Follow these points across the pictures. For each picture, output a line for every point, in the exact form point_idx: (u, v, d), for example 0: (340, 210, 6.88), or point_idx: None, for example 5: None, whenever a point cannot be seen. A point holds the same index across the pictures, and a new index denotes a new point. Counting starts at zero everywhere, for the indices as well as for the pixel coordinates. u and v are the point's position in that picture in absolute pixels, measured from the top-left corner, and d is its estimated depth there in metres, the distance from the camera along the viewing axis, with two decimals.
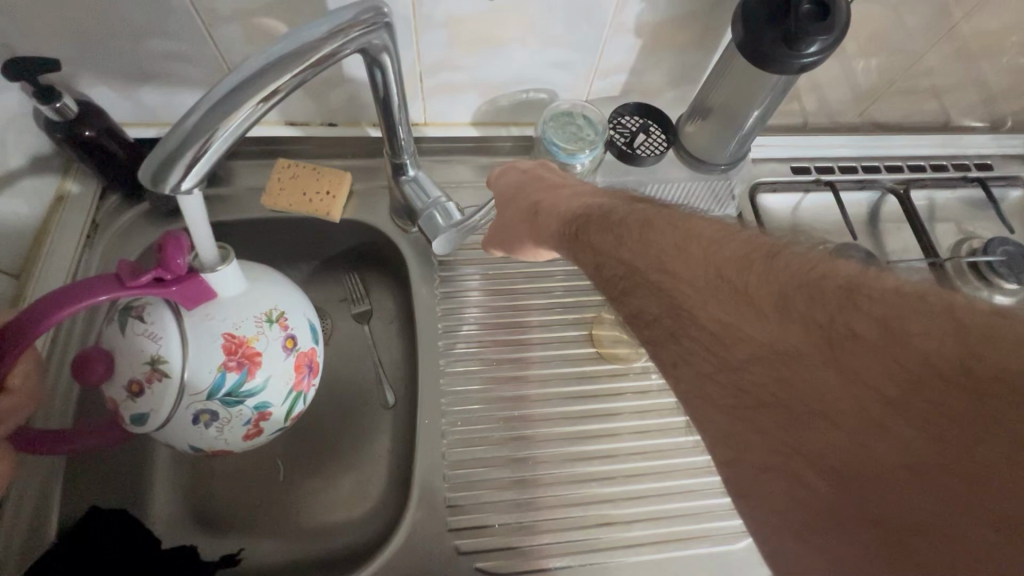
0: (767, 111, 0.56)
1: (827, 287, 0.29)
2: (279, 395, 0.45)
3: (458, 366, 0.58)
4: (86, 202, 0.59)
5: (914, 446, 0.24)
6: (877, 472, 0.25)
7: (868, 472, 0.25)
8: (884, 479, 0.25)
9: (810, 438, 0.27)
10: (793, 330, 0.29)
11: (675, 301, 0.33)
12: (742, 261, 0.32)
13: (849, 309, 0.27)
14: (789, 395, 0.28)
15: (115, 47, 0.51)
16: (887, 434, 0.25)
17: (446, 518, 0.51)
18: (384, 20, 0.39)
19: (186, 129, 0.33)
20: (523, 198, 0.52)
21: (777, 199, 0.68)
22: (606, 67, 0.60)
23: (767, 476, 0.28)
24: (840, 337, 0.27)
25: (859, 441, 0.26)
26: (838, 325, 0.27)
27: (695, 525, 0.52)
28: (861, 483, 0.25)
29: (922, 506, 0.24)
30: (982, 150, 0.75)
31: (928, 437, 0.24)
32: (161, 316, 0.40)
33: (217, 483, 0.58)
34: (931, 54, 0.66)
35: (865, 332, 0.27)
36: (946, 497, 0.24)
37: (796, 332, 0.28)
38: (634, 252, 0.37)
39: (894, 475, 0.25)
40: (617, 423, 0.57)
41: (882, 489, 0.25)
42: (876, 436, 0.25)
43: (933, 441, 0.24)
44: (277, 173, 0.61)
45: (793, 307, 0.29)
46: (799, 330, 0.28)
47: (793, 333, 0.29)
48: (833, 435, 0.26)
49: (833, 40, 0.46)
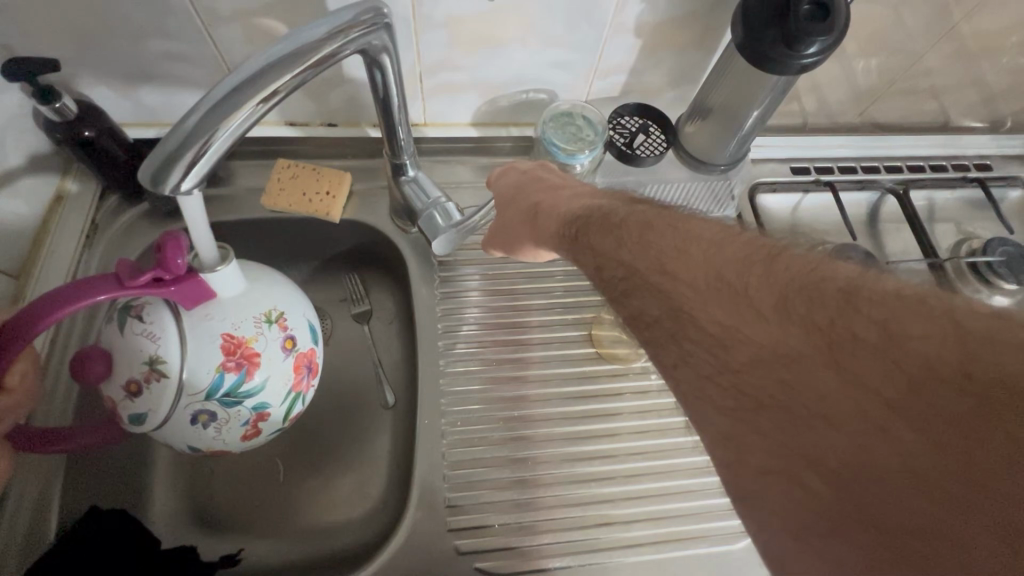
0: (766, 112, 0.56)
1: (826, 289, 0.29)
2: (278, 396, 0.45)
3: (458, 366, 0.58)
4: (86, 202, 0.59)
5: (913, 449, 0.25)
6: (876, 474, 0.25)
7: (868, 474, 0.25)
8: (884, 481, 0.25)
9: (810, 439, 0.27)
10: (793, 332, 0.29)
11: (675, 302, 0.33)
12: (742, 263, 0.32)
13: (849, 311, 0.28)
14: (789, 397, 0.28)
15: (115, 47, 0.51)
16: (888, 437, 0.25)
17: (446, 519, 0.51)
18: (384, 21, 0.39)
19: (186, 129, 0.33)
20: (523, 198, 0.52)
21: (777, 199, 0.69)
22: (606, 68, 0.60)
23: (767, 478, 0.28)
24: (840, 340, 0.27)
25: (859, 443, 0.26)
26: (838, 328, 0.27)
27: (695, 525, 0.52)
28: (860, 485, 0.25)
29: (921, 509, 0.24)
30: (982, 150, 0.75)
31: (927, 440, 0.24)
32: (160, 316, 0.40)
33: (217, 482, 0.58)
34: (930, 54, 0.66)
35: (864, 335, 0.27)
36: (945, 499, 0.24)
37: (796, 335, 0.29)
38: (634, 253, 0.37)
39: (893, 477, 0.25)
40: (617, 424, 0.57)
41: (881, 491, 0.25)
42: (876, 438, 0.25)
43: (933, 444, 0.24)
44: (277, 173, 0.61)
45: (793, 309, 0.29)
46: (799, 333, 0.28)
47: (793, 336, 0.29)
48: (833, 437, 0.26)
49: (833, 41, 0.46)
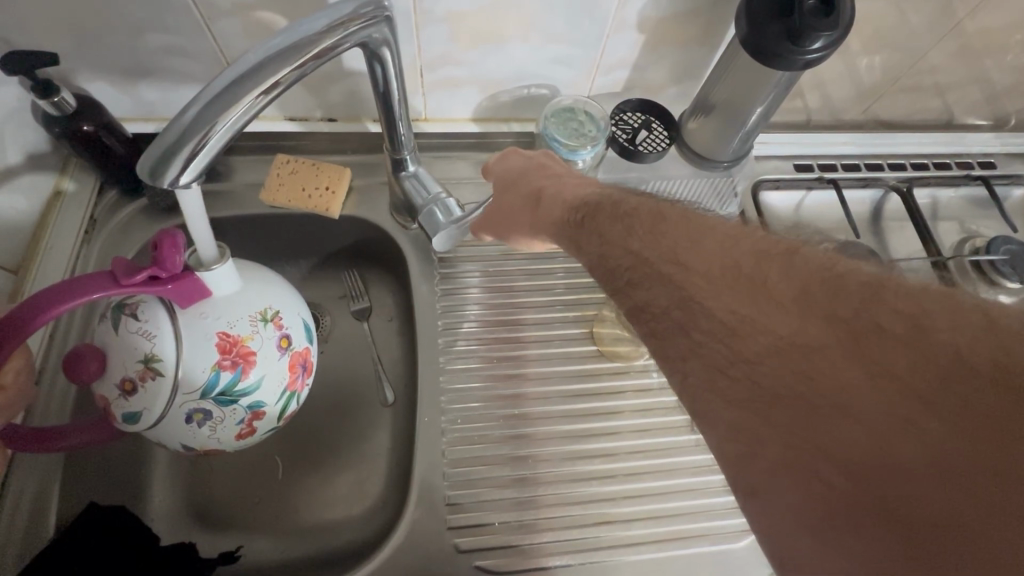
0: (770, 109, 0.56)
1: (849, 282, 0.29)
2: (273, 394, 0.44)
3: (459, 364, 0.58)
4: (83, 198, 0.58)
5: (942, 441, 0.24)
6: (898, 468, 0.25)
7: (890, 469, 0.25)
8: (910, 474, 0.24)
9: (830, 433, 0.26)
10: (814, 323, 0.28)
11: (686, 293, 0.33)
12: (761, 257, 0.32)
13: (874, 303, 0.28)
14: (807, 389, 0.27)
15: (113, 42, 0.51)
16: (916, 431, 0.25)
17: (446, 517, 0.50)
18: (384, 14, 0.38)
19: (185, 122, 0.32)
20: (523, 185, 0.52)
21: (780, 197, 0.68)
22: (608, 63, 0.59)
23: (779, 471, 0.27)
24: (866, 331, 0.27)
25: (884, 436, 0.25)
26: (863, 319, 0.27)
27: (696, 523, 0.52)
28: (882, 480, 0.25)
29: (942, 503, 0.24)
30: (986, 148, 0.75)
31: (957, 433, 0.24)
32: (155, 314, 0.40)
33: (215, 478, 0.58)
34: (935, 51, 0.66)
35: (890, 327, 0.27)
36: (970, 494, 0.23)
37: (817, 325, 0.28)
38: (645, 243, 0.36)
39: (918, 472, 0.24)
40: (617, 422, 0.56)
41: (904, 486, 0.24)
42: (903, 431, 0.25)
43: (962, 437, 0.24)
44: (277, 168, 0.60)
45: (815, 302, 0.29)
46: (822, 323, 0.28)
47: (814, 326, 0.28)
48: (854, 429, 0.26)
49: (838, 36, 0.45)
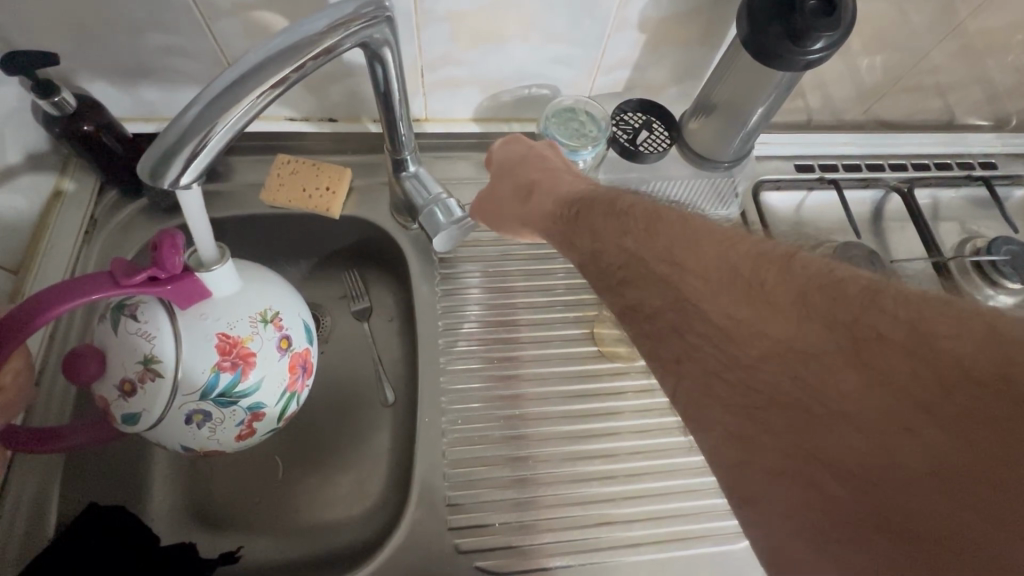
0: (771, 109, 0.56)
1: (849, 288, 0.28)
2: (273, 395, 0.44)
3: (459, 364, 0.57)
4: (83, 199, 0.58)
5: (942, 449, 0.24)
6: (896, 476, 0.25)
7: (888, 477, 0.25)
8: (908, 482, 0.25)
9: (829, 441, 0.27)
10: (813, 329, 0.28)
11: (680, 294, 0.34)
12: (759, 260, 0.32)
13: (874, 309, 0.27)
14: (805, 396, 0.28)
15: (113, 42, 0.51)
16: (915, 439, 0.25)
17: (446, 518, 0.50)
18: (384, 15, 0.38)
19: (186, 123, 0.32)
20: (519, 175, 0.52)
21: (781, 198, 0.68)
22: (609, 63, 0.59)
23: (776, 478, 0.28)
24: (865, 338, 0.27)
25: (882, 444, 0.25)
26: (862, 326, 0.27)
27: (697, 524, 0.52)
28: (880, 488, 0.25)
29: (940, 512, 0.24)
30: (987, 148, 0.75)
31: (957, 441, 0.24)
32: (155, 315, 0.40)
33: (215, 478, 0.58)
34: (936, 51, 0.66)
35: (890, 333, 0.26)
36: (969, 503, 0.23)
37: (816, 331, 0.28)
38: (639, 242, 0.37)
39: (916, 480, 0.25)
40: (618, 423, 0.56)
41: (901, 495, 0.25)
42: (902, 439, 0.25)
43: (963, 446, 0.24)
44: (277, 168, 0.60)
45: (814, 308, 0.29)
46: (820, 329, 0.28)
47: (812, 332, 0.28)
48: (852, 437, 0.26)
49: (839, 36, 0.45)
